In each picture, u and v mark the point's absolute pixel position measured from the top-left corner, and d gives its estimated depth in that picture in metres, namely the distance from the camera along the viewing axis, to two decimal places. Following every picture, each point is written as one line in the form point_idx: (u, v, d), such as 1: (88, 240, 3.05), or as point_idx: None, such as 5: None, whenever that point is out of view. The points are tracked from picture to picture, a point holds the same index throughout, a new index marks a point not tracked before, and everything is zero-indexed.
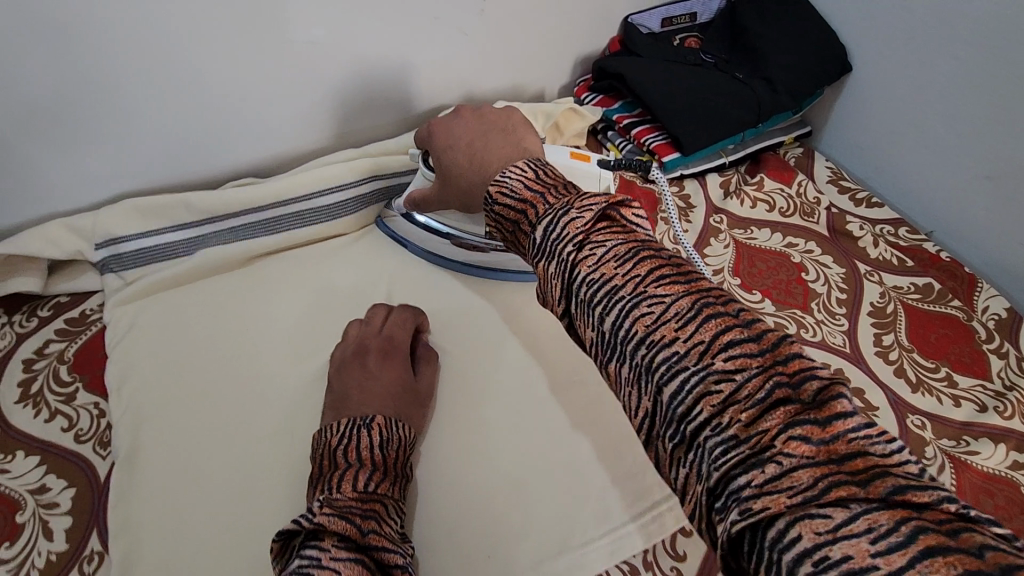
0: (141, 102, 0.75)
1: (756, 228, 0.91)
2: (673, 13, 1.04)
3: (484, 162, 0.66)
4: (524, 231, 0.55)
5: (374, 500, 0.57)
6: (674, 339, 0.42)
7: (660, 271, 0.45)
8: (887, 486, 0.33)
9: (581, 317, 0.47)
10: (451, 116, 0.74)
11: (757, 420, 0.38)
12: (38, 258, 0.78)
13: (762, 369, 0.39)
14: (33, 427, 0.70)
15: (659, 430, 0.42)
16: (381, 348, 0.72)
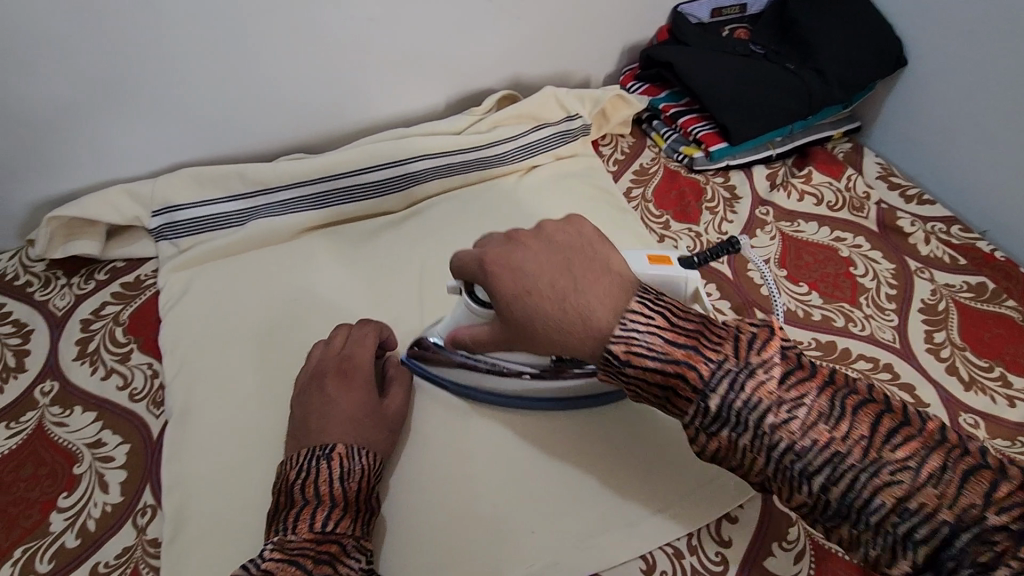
0: (203, 73, 0.78)
1: (803, 221, 0.90)
2: (722, 3, 1.02)
3: (590, 315, 0.51)
4: (680, 396, 0.50)
5: (330, 540, 0.54)
6: (831, 442, 0.45)
7: (777, 366, 0.48)
8: (990, 488, 0.42)
9: (728, 428, 0.48)
10: (505, 244, 0.57)
11: (884, 478, 0.44)
12: (99, 222, 0.81)
13: (865, 418, 0.46)
14: (90, 383, 0.72)
15: (806, 506, 0.47)
16: (339, 371, 0.66)
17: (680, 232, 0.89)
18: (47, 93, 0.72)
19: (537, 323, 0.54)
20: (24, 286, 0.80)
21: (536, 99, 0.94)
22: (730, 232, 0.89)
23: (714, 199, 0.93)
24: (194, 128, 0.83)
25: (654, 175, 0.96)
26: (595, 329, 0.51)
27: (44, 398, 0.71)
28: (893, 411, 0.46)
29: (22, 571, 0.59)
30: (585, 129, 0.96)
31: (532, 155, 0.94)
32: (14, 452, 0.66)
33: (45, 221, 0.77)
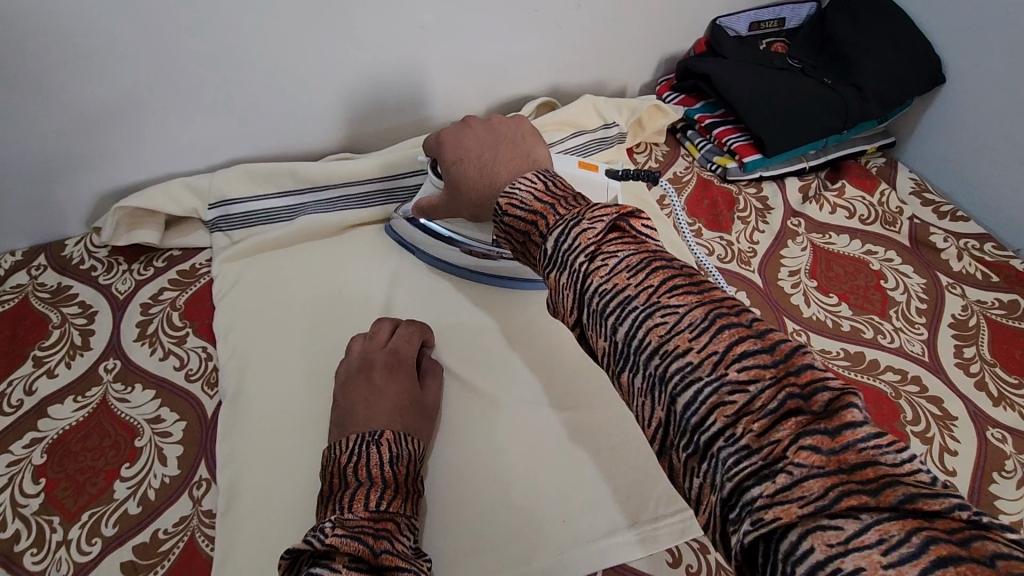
0: (263, 74, 0.83)
1: (835, 233, 0.92)
2: (761, 17, 1.05)
3: (495, 176, 0.65)
4: (533, 242, 0.53)
5: (386, 518, 0.56)
6: (685, 346, 0.41)
7: (671, 281, 0.44)
8: (838, 445, 0.35)
9: (556, 270, 0.48)
10: (459, 125, 0.73)
11: (698, 364, 0.40)
12: (159, 213, 0.85)
13: (721, 323, 0.41)
14: (150, 363, 0.77)
15: (622, 376, 0.45)
16: (386, 363, 0.70)
17: (712, 240, 0.91)
18: (122, 90, 0.77)
19: (463, 179, 0.69)
20: (89, 270, 0.86)
21: (576, 107, 0.97)
22: (761, 242, 0.91)
23: (746, 209, 0.95)
24: (251, 125, 0.88)
25: (687, 183, 0.99)
26: (495, 187, 0.64)
27: (107, 375, 0.75)
28: (750, 325, 0.41)
29: (89, 533, 0.63)
30: (621, 137, 0.99)
31: (569, 161, 0.97)
32: (80, 424, 0.71)
33: (112, 210, 0.82)
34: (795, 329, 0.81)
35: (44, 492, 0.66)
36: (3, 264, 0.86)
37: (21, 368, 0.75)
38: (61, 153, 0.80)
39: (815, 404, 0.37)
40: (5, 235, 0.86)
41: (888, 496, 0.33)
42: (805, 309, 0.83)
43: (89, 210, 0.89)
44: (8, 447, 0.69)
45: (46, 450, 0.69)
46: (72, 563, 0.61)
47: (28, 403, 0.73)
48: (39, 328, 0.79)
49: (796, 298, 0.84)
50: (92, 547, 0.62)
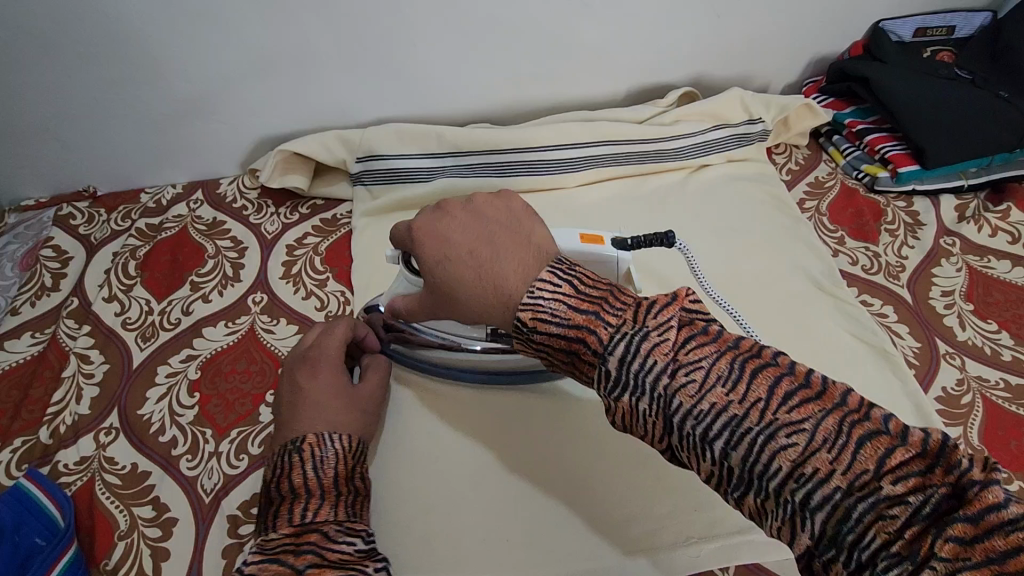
0: (424, 36, 0.85)
1: (994, 257, 0.85)
2: (930, 23, 0.98)
3: (499, 276, 0.52)
4: (583, 362, 0.48)
5: (310, 530, 0.51)
6: (808, 465, 0.37)
7: (762, 373, 0.41)
8: (982, 530, 0.32)
9: (627, 393, 0.44)
10: (433, 213, 0.58)
11: (835, 481, 0.36)
12: (311, 160, 0.90)
13: (824, 416, 0.38)
14: (294, 301, 0.81)
15: (735, 497, 0.41)
16: (305, 362, 0.65)
17: (856, 250, 0.87)
18: (295, 38, 0.81)
19: (455, 282, 0.55)
20: (241, 209, 0.91)
21: (723, 99, 0.94)
22: (911, 257, 0.86)
23: (894, 221, 0.89)
24: (405, 88, 0.91)
25: (830, 190, 0.94)
26: (504, 296, 0.52)
27: (255, 307, 0.80)
28: (876, 423, 0.38)
29: (237, 448, 0.67)
30: (765, 134, 0.95)
31: (707, 154, 0.94)
32: (229, 349, 0.75)
33: (274, 152, 0.87)
34: (948, 352, 0.76)
35: (198, 405, 0.70)
36: (167, 195, 0.93)
37: (179, 291, 0.81)
38: (233, 93, 0.86)
39: (882, 428, 0.37)
40: (172, 168, 0.93)
41: None
42: (959, 332, 0.78)
43: (246, 152, 0.94)
44: (166, 359, 0.74)
45: (201, 367, 0.73)
46: (222, 474, 0.65)
47: (185, 323, 0.77)
48: (196, 257, 0.85)
49: (950, 321, 0.79)
50: (240, 462, 0.66)
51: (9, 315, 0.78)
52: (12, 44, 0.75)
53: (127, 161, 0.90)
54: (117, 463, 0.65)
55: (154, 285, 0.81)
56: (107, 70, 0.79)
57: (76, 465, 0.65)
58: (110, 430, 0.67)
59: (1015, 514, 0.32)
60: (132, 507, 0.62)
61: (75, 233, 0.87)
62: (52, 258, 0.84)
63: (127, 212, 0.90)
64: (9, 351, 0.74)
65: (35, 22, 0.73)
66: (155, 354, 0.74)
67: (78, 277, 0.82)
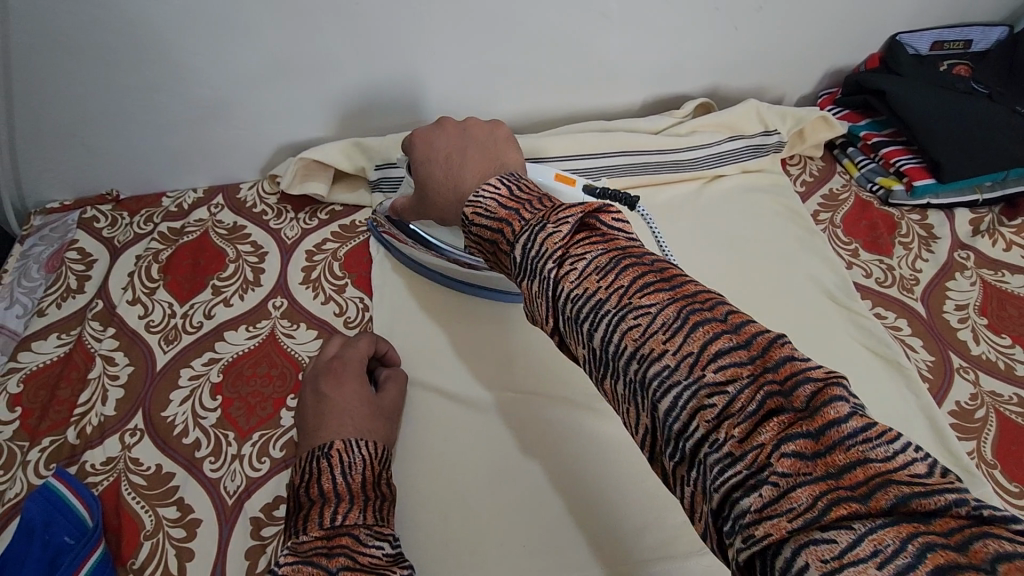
0: (444, 46, 0.86)
1: (1007, 272, 0.86)
2: (945, 37, 0.99)
3: (460, 175, 0.62)
4: (501, 251, 0.49)
5: (341, 533, 0.52)
6: (663, 353, 0.37)
7: (641, 279, 0.40)
8: (823, 446, 0.32)
9: (527, 278, 0.45)
10: (432, 124, 0.69)
11: (667, 359, 0.37)
12: (331, 166, 0.91)
13: (670, 304, 0.39)
14: (314, 306, 0.82)
15: (599, 379, 0.42)
16: (329, 373, 0.69)
17: (869, 262, 0.87)
18: (319, 48, 0.83)
19: (428, 180, 0.65)
20: (260, 214, 0.92)
21: (738, 110, 0.95)
22: (925, 270, 0.86)
23: (908, 234, 0.90)
24: (424, 97, 0.92)
25: (845, 202, 0.95)
26: (461, 192, 0.61)
27: (275, 312, 0.81)
28: (719, 314, 0.38)
29: (259, 452, 0.68)
30: (780, 146, 0.96)
31: (721, 164, 0.95)
32: (250, 352, 0.76)
33: (295, 159, 0.88)
34: (961, 366, 0.76)
35: (221, 408, 0.71)
36: (188, 199, 0.94)
37: (201, 294, 0.82)
38: (256, 100, 0.87)
39: (720, 318, 0.37)
40: (194, 173, 0.94)
41: (879, 499, 0.29)
42: (972, 346, 0.78)
43: (266, 158, 0.96)
44: (189, 362, 0.75)
45: (222, 370, 0.75)
46: (245, 476, 0.66)
47: (207, 326, 0.79)
48: (217, 260, 0.86)
49: (963, 335, 0.79)
50: (262, 465, 0.67)
51: (36, 317, 0.80)
52: (44, 51, 0.76)
53: (150, 166, 0.92)
54: (142, 464, 0.66)
55: (175, 288, 0.82)
56: (134, 76, 0.81)
57: (102, 466, 0.66)
58: (135, 431, 0.69)
59: (853, 429, 0.32)
60: (157, 508, 0.64)
61: (99, 236, 0.89)
62: (77, 260, 0.86)
63: (149, 216, 0.92)
64: (35, 352, 0.76)
65: (66, 30, 0.75)
66: (178, 357, 0.76)
67: (102, 279, 0.83)
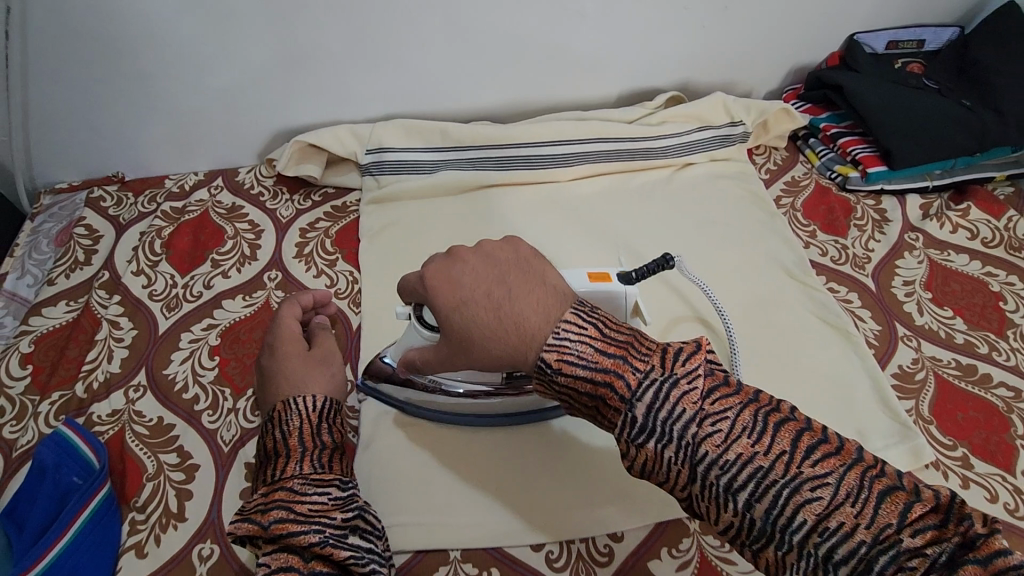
0: (430, 38, 0.92)
1: (953, 251, 0.92)
2: (901, 37, 1.06)
3: (520, 318, 0.53)
4: (608, 405, 0.50)
5: (279, 487, 0.56)
6: (852, 523, 0.41)
7: (800, 442, 0.44)
8: (991, 573, 0.38)
9: (653, 441, 0.47)
10: (447, 260, 0.58)
11: (859, 533, 0.41)
12: (323, 150, 0.97)
13: (845, 471, 0.43)
14: (307, 279, 0.88)
15: (754, 549, 0.45)
16: (267, 347, 0.70)
17: (826, 242, 0.93)
18: (312, 39, 0.89)
19: (473, 330, 0.54)
20: (258, 195, 0.98)
21: (707, 102, 1.01)
22: (877, 250, 0.92)
23: (863, 217, 0.96)
24: (413, 88, 0.99)
25: (805, 188, 1.01)
26: (528, 336, 0.52)
27: (270, 284, 0.87)
28: (890, 478, 0.43)
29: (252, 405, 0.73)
30: (745, 136, 1.03)
31: (691, 153, 1.02)
32: (247, 319, 0.82)
33: (291, 142, 0.95)
34: (906, 334, 0.82)
35: (218, 367, 0.77)
36: (189, 181, 1.00)
37: (201, 267, 0.88)
38: (255, 87, 0.93)
39: (898, 484, 0.42)
40: (194, 157, 1.00)
41: None
42: (918, 317, 0.84)
43: (263, 144, 1.02)
44: (189, 327, 0.81)
45: (220, 334, 0.80)
46: (239, 427, 0.71)
47: (207, 295, 0.84)
48: (216, 237, 0.92)
49: (909, 307, 0.85)
50: (255, 417, 0.72)
51: (46, 286, 0.85)
52: (56, 39, 0.82)
53: (154, 149, 0.98)
54: (144, 416, 0.72)
55: (178, 262, 0.88)
56: (140, 64, 0.87)
57: (108, 417, 0.71)
58: (138, 387, 0.74)
59: (1017, 559, 0.39)
60: (158, 453, 0.69)
61: (105, 213, 0.95)
62: (85, 235, 0.91)
63: (153, 196, 0.98)
64: (46, 316, 0.81)
65: (80, 17, 0.80)
66: (179, 322, 0.81)
67: (109, 253, 0.89)
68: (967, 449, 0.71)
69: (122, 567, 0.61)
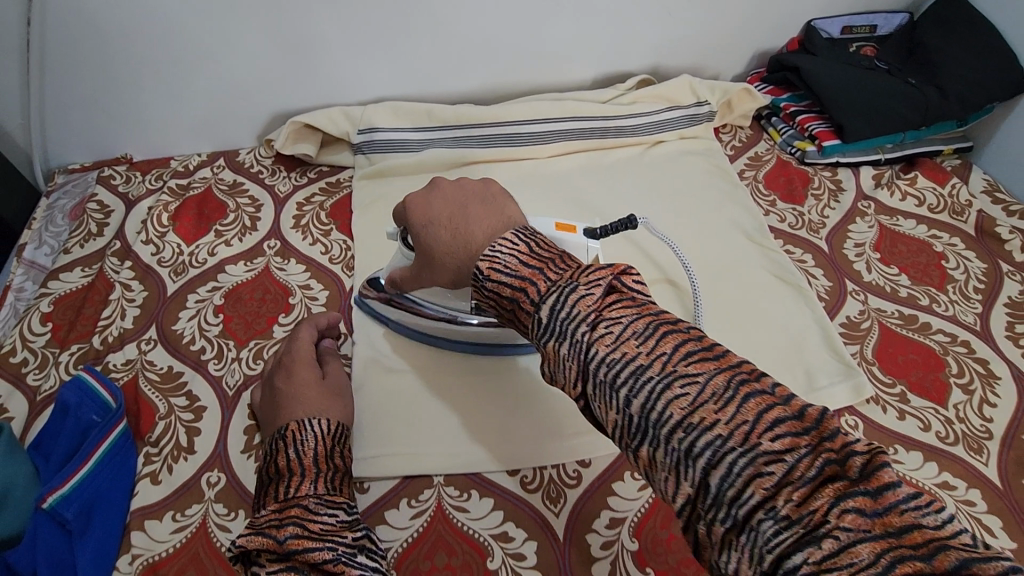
0: (416, 25, 1.00)
1: (902, 217, 0.99)
2: (855, 22, 1.14)
3: (470, 234, 0.57)
4: (523, 310, 0.50)
5: (292, 504, 0.53)
6: (715, 423, 0.39)
7: (683, 348, 0.43)
8: (881, 506, 0.34)
9: (554, 339, 0.46)
10: (427, 188, 0.64)
11: (718, 429, 0.39)
12: (317, 130, 1.05)
13: (717, 374, 0.41)
14: (303, 247, 0.95)
15: (634, 448, 0.43)
16: (279, 366, 0.69)
17: (784, 210, 1.01)
18: (305, 27, 0.96)
19: (434, 247, 0.60)
20: (257, 173, 1.05)
21: (674, 84, 1.09)
22: (831, 217, 1.00)
23: (820, 187, 1.04)
24: (401, 73, 1.06)
25: (767, 162, 1.09)
26: (473, 251, 0.56)
27: (270, 251, 0.94)
28: (769, 388, 0.40)
29: (255, 355, 0.80)
30: (711, 115, 1.10)
31: (660, 131, 1.10)
32: (248, 281, 0.89)
33: (288, 123, 1.02)
34: (854, 290, 0.90)
35: (222, 323, 0.84)
36: (193, 161, 1.07)
37: (205, 236, 0.95)
38: (254, 71, 1.00)
39: (768, 389, 0.40)
40: (198, 139, 1.08)
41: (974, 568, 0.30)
42: (866, 274, 0.92)
43: (262, 126, 1.09)
44: (195, 289, 0.88)
45: (224, 295, 0.87)
46: (243, 373, 0.78)
47: (211, 262, 0.91)
48: (219, 211, 0.99)
49: (858, 265, 0.93)
50: (258, 365, 0.79)
51: (62, 255, 0.92)
52: (70, 28, 0.89)
53: (160, 132, 1.05)
54: (156, 365, 0.79)
55: (183, 232, 0.95)
56: (147, 51, 0.94)
57: (122, 366, 0.78)
58: (149, 341, 0.81)
59: (905, 495, 0.34)
60: (169, 397, 0.76)
61: (115, 190, 1.01)
62: (97, 210, 0.98)
63: (159, 175, 1.05)
64: (63, 281, 0.88)
65: (92, 7, 0.88)
66: (185, 285, 0.88)
67: (119, 225, 0.96)
68: (904, 386, 0.79)
69: (138, 492, 0.68)
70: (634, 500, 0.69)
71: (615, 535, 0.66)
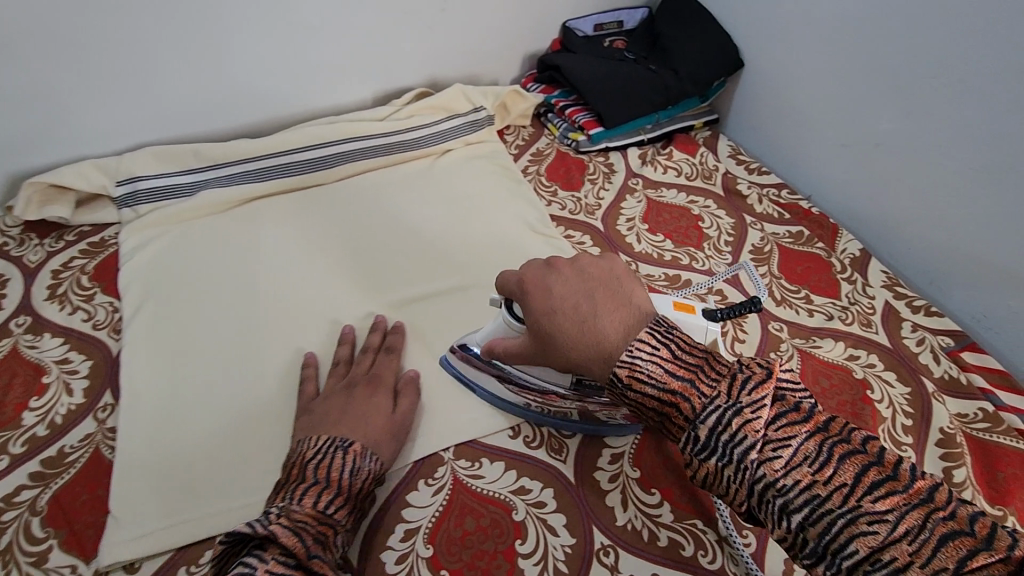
0: (155, 63, 0.94)
1: (665, 189, 1.10)
2: (603, 20, 1.25)
3: (601, 333, 0.56)
4: (673, 422, 0.53)
5: (326, 523, 0.58)
6: (886, 547, 0.42)
7: (867, 478, 0.45)
8: None
9: (716, 458, 0.49)
10: (542, 267, 0.64)
11: (914, 573, 0.41)
12: (68, 190, 0.95)
13: (908, 509, 0.43)
14: (59, 318, 0.86)
15: (807, 565, 0.46)
16: (366, 381, 0.74)
17: (565, 199, 1.08)
18: (23, 79, 0.87)
19: (558, 334, 0.59)
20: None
21: (446, 94, 1.14)
22: (606, 198, 1.09)
23: (595, 172, 1.13)
24: (157, 116, 1.00)
25: (547, 156, 1.16)
26: (606, 352, 0.56)
27: (18, 329, 0.84)
28: (961, 524, 0.42)
29: None
30: (490, 119, 1.16)
31: (445, 140, 1.13)
32: None
33: (25, 185, 0.92)
34: (628, 261, 0.98)
35: None
36: None
37: None
38: None
39: (967, 530, 0.42)
40: None
41: None
42: (637, 245, 1.01)
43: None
44: None
45: None
46: None
47: None
48: None
49: (630, 237, 1.02)
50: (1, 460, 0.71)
51: None
52: None
53: None
54: None
55: None
56: None
57: None
58: None
59: None
60: None
61: None
62: None
63: None
64: None
65: None
66: None
67: None
68: None
69: None
70: (428, 507, 0.69)
71: (410, 546, 0.66)
